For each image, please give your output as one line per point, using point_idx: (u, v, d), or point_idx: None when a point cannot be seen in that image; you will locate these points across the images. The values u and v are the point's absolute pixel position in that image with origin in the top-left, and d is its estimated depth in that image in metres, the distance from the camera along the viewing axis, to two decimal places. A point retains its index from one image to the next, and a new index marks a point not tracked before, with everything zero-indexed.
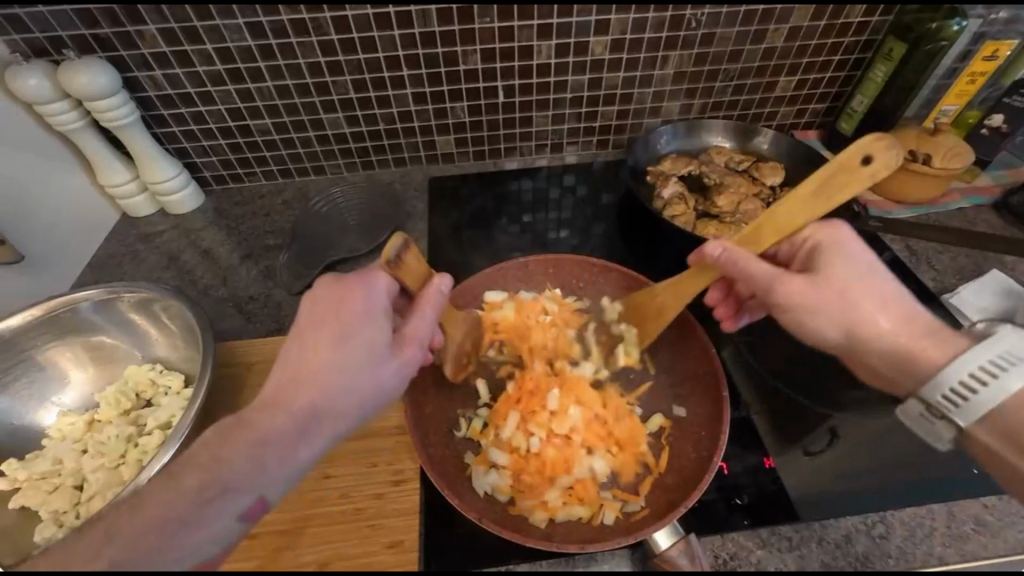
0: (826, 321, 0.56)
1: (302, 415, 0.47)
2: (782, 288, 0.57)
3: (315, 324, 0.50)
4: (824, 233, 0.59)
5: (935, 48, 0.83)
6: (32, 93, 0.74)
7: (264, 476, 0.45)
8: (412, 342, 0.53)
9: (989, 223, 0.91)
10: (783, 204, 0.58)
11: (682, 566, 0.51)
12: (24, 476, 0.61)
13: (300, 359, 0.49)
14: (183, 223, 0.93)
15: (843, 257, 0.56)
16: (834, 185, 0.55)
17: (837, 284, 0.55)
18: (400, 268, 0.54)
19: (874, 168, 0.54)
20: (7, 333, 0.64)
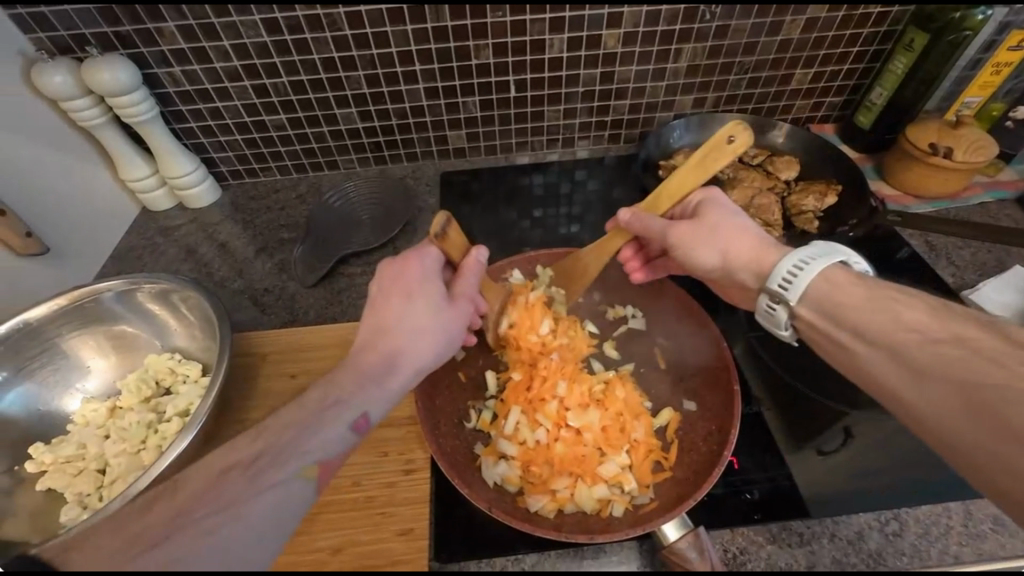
0: (708, 254, 0.63)
1: (387, 355, 0.52)
2: (674, 235, 0.63)
3: (385, 289, 0.55)
4: (702, 194, 0.66)
5: (958, 38, 0.81)
6: (57, 89, 0.76)
7: (366, 394, 0.50)
8: (463, 298, 0.58)
9: (1013, 218, 0.88)
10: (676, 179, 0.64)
11: (690, 559, 0.50)
12: (49, 460, 0.63)
13: (378, 314, 0.54)
14: (200, 217, 0.95)
15: (724, 208, 0.64)
16: (714, 156, 0.61)
17: (711, 225, 0.62)
18: (443, 241, 0.57)
19: (736, 147, 0.60)
20: (34, 322, 0.66)
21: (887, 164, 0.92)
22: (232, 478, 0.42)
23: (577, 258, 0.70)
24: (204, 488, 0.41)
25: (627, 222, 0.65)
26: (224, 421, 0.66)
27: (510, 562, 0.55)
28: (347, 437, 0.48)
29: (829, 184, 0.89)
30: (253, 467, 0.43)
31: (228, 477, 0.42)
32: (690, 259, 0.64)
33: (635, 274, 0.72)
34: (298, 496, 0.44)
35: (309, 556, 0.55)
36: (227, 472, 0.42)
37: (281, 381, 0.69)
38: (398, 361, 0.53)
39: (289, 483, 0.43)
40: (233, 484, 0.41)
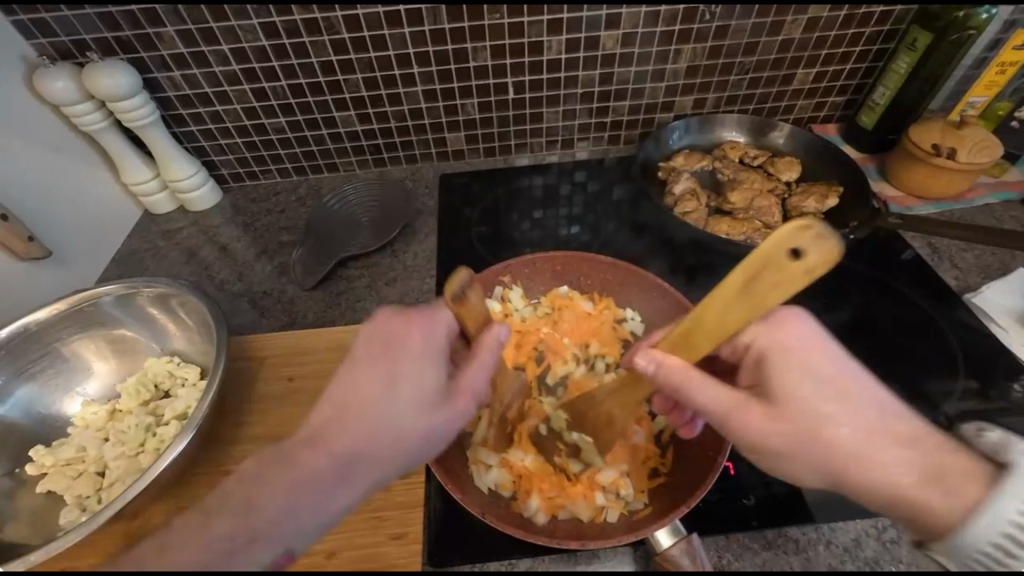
0: (807, 468, 0.47)
1: (345, 455, 0.44)
2: (741, 422, 0.48)
3: (370, 357, 0.48)
4: (772, 338, 0.49)
5: (962, 37, 0.80)
6: (59, 94, 0.77)
7: (296, 523, 0.41)
8: (464, 391, 0.49)
9: (1018, 219, 0.87)
10: (708, 310, 0.48)
11: (683, 565, 0.51)
12: (50, 462, 0.63)
13: (353, 388, 0.46)
14: (201, 220, 0.96)
15: (796, 340, 0.49)
16: (769, 281, 0.44)
17: (805, 424, 0.46)
18: (463, 306, 0.52)
19: (812, 266, 0.42)
20: (34, 326, 0.67)
21: (890, 166, 0.91)
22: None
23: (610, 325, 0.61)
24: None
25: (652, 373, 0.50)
26: (221, 423, 0.66)
27: (504, 566, 0.56)
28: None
29: (831, 186, 0.88)
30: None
31: None
32: (779, 469, 0.49)
33: (685, 428, 0.58)
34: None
35: (305, 559, 0.56)
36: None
37: (279, 383, 0.69)
38: (356, 471, 0.44)
39: None
40: None
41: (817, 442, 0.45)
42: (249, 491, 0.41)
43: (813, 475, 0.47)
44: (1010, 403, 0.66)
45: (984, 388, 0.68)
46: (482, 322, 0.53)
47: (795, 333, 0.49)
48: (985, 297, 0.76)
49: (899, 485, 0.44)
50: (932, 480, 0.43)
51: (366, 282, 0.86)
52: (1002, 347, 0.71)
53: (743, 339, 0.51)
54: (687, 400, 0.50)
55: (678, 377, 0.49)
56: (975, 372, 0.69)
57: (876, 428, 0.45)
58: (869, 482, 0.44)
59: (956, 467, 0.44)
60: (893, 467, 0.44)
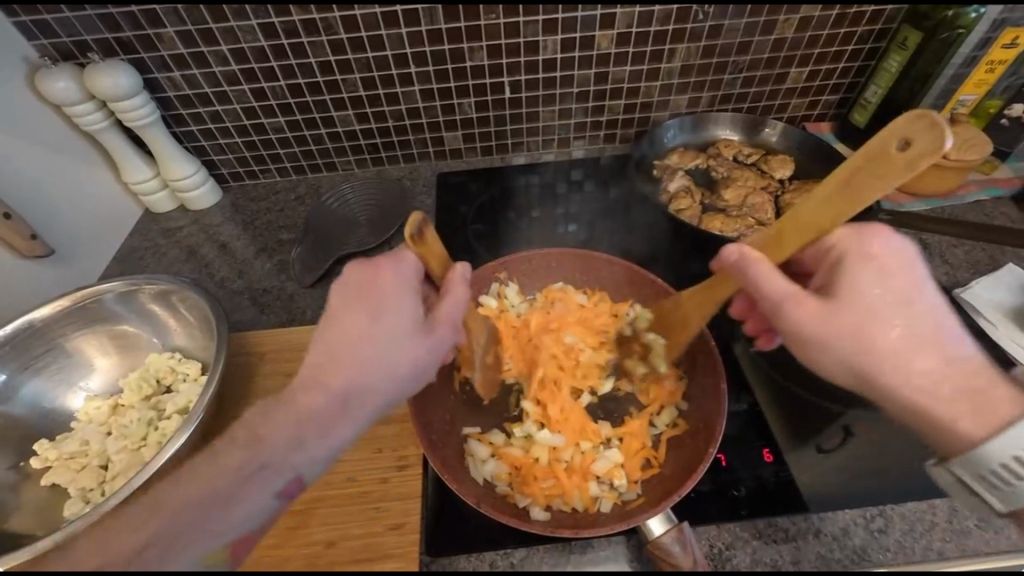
0: (837, 356, 0.51)
1: (340, 393, 0.47)
2: (791, 312, 0.51)
3: (346, 304, 0.50)
4: (852, 241, 0.52)
5: (951, 36, 0.82)
6: (60, 94, 0.78)
7: (299, 454, 0.45)
8: (443, 322, 0.52)
9: (1008, 216, 0.88)
10: (808, 210, 0.52)
11: (674, 552, 0.52)
12: (54, 456, 0.64)
13: (335, 335, 0.49)
14: (202, 219, 0.97)
15: (884, 252, 0.51)
16: (867, 177, 0.47)
17: (850, 321, 0.50)
18: (422, 245, 0.53)
19: (916, 155, 0.44)
20: (39, 322, 0.68)
21: None
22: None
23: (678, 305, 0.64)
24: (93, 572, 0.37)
25: (733, 262, 0.54)
26: (222, 418, 0.67)
27: (500, 556, 0.57)
28: (274, 506, 0.44)
29: (823, 182, 0.89)
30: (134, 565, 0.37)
31: None
32: (807, 355, 0.53)
33: (761, 338, 0.64)
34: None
35: (305, 549, 0.57)
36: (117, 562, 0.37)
37: (278, 378, 0.71)
38: (353, 406, 0.48)
39: None
40: None
41: (858, 334, 0.49)
42: (250, 433, 0.45)
43: (835, 367, 0.52)
44: None
45: None
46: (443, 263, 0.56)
47: (886, 245, 0.51)
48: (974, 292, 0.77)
49: (912, 382, 0.49)
50: (965, 390, 0.49)
51: None
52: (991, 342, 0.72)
53: (820, 243, 0.54)
54: (750, 285, 0.53)
55: (760, 267, 0.52)
56: None
57: (925, 334, 0.49)
58: (892, 376, 0.50)
59: (999, 402, 0.49)
60: (939, 368, 0.49)
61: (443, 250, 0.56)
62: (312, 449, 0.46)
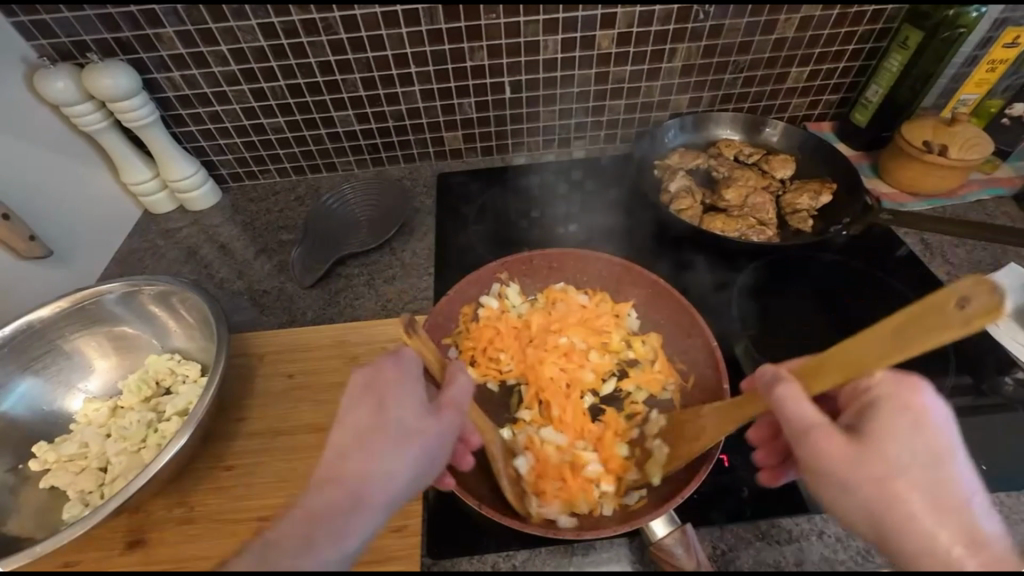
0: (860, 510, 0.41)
1: (355, 490, 0.43)
2: (812, 446, 0.43)
3: (354, 403, 0.48)
4: (894, 389, 0.43)
5: (952, 35, 0.82)
6: (59, 95, 0.77)
7: (315, 557, 0.38)
8: (450, 407, 0.51)
9: (1009, 215, 0.88)
10: (857, 343, 0.43)
11: (677, 554, 0.51)
12: (53, 458, 0.64)
13: (344, 435, 0.46)
14: (201, 219, 0.97)
15: (931, 408, 0.42)
16: (922, 328, 0.38)
17: (876, 475, 0.40)
18: (415, 339, 0.54)
19: (972, 318, 0.35)
20: (38, 324, 0.68)
21: (883, 164, 0.92)
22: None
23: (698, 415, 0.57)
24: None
25: (763, 379, 0.47)
26: (222, 420, 0.67)
27: (501, 558, 0.56)
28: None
29: (824, 182, 0.89)
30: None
31: None
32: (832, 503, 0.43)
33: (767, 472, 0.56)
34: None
35: None
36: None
37: (278, 379, 0.70)
38: (369, 501, 0.43)
39: None
40: None
41: (884, 493, 0.39)
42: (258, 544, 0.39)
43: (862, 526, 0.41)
44: (1001, 397, 0.67)
45: (977, 383, 0.69)
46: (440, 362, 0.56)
47: (929, 412, 0.42)
48: None
49: (953, 572, 0.36)
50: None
51: (365, 280, 0.87)
52: (994, 342, 0.72)
53: (859, 382, 0.46)
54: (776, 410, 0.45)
55: (788, 393, 0.44)
56: (968, 367, 0.70)
57: (974, 524, 0.37)
58: (923, 556, 0.38)
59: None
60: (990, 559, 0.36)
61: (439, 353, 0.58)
62: (329, 554, 0.39)
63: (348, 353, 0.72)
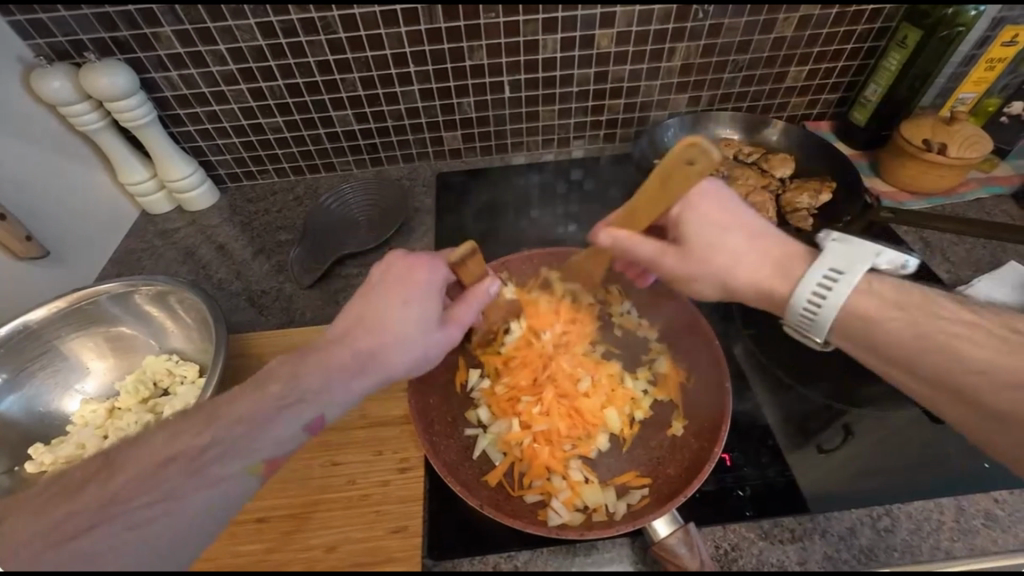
0: (707, 286, 0.59)
1: (364, 352, 0.51)
2: (661, 266, 0.59)
3: (382, 284, 0.54)
4: (693, 201, 0.57)
5: (950, 34, 0.82)
6: (56, 95, 0.77)
7: (328, 396, 0.49)
8: (454, 321, 0.56)
9: (1008, 214, 0.88)
10: (642, 203, 0.56)
11: (680, 554, 0.51)
12: (49, 460, 0.63)
13: (365, 307, 0.53)
14: (199, 219, 0.96)
15: (717, 210, 0.57)
16: (674, 182, 0.52)
17: (700, 255, 0.57)
18: (459, 264, 0.57)
19: (701, 168, 0.50)
20: (34, 324, 0.67)
21: (882, 162, 0.92)
22: (174, 468, 0.44)
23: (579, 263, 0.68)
24: (145, 472, 0.43)
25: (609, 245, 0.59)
26: None
27: (502, 559, 0.56)
28: (298, 435, 0.48)
29: (824, 182, 0.89)
30: (198, 461, 0.45)
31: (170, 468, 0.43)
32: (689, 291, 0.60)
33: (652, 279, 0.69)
34: (241, 489, 0.46)
35: (304, 554, 0.56)
36: (174, 460, 0.44)
37: None
38: (371, 369, 0.51)
39: (234, 480, 0.45)
40: (173, 475, 0.43)
41: (711, 253, 0.56)
42: (287, 370, 0.50)
43: (712, 291, 0.59)
44: None
45: None
46: (477, 274, 0.59)
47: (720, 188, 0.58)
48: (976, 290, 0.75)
49: (757, 281, 0.56)
50: (777, 273, 0.56)
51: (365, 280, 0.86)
52: None
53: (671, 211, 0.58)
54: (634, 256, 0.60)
55: (621, 239, 0.58)
56: None
57: (780, 242, 0.57)
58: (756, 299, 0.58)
59: (801, 267, 0.55)
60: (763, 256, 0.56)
61: (484, 266, 0.60)
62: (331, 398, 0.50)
63: None
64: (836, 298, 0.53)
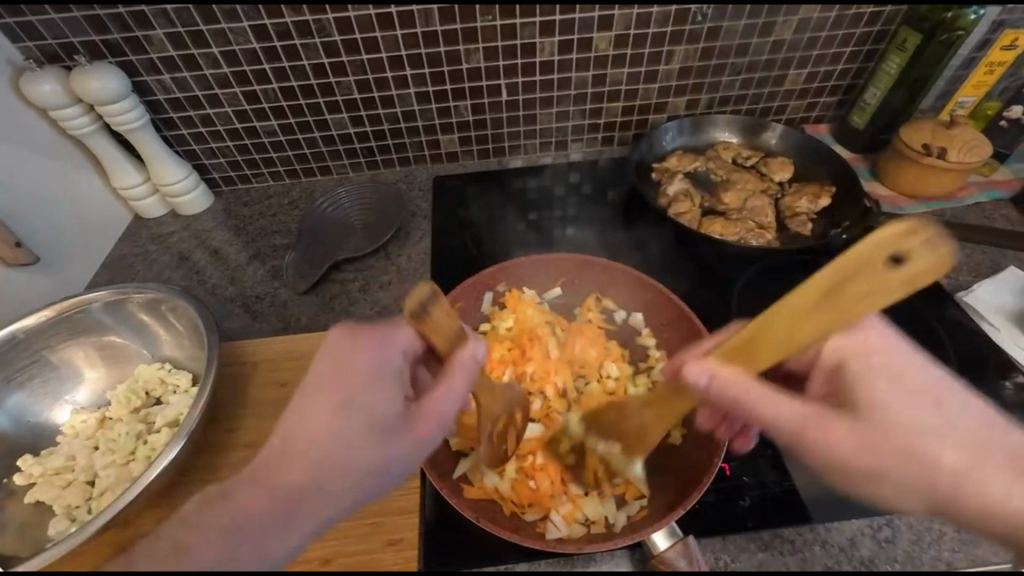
0: (895, 484, 0.45)
1: (300, 484, 0.43)
2: (832, 445, 0.45)
3: (327, 377, 0.46)
4: (852, 344, 0.47)
5: (950, 38, 0.81)
6: (46, 98, 0.76)
7: (240, 555, 0.40)
8: (430, 420, 0.49)
9: (1008, 218, 0.88)
10: (772, 326, 0.44)
11: (679, 567, 0.51)
12: (39, 472, 0.62)
13: (312, 416, 0.45)
14: (193, 223, 0.95)
15: (889, 360, 0.46)
16: (857, 289, 0.40)
17: (900, 434, 0.44)
18: (426, 324, 0.48)
19: (912, 275, 0.38)
20: (22, 334, 0.66)
21: (881, 166, 0.92)
22: None
23: (623, 409, 0.57)
24: None
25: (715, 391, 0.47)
26: (213, 430, 0.66)
27: (500, 571, 0.55)
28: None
29: (823, 186, 0.88)
30: None
31: None
32: (873, 491, 0.47)
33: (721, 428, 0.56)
34: None
35: (300, 567, 0.55)
36: None
37: (271, 388, 0.69)
38: (303, 505, 0.43)
39: None
40: None
41: (913, 456, 0.44)
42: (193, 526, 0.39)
43: (906, 493, 0.46)
44: (1002, 401, 0.67)
45: (977, 387, 0.68)
46: (452, 342, 0.49)
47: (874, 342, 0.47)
48: (977, 296, 0.77)
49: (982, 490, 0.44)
50: (989, 465, 0.44)
51: (360, 285, 0.86)
52: (994, 346, 0.71)
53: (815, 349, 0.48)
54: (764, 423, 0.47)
55: (736, 391, 0.46)
56: (967, 370, 0.70)
57: (963, 423, 0.45)
58: (967, 494, 0.44)
59: (999, 457, 0.45)
60: (975, 470, 0.44)
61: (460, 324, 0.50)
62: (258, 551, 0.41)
63: None
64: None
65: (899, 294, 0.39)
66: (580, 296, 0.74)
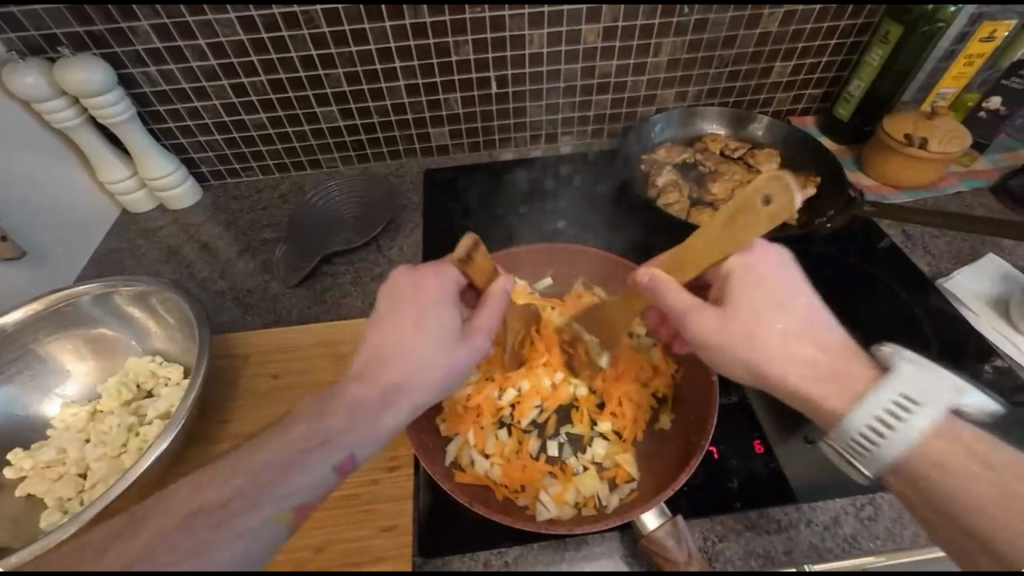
0: (745, 366, 0.53)
1: (387, 385, 0.51)
2: (697, 323, 0.54)
3: (397, 308, 0.53)
4: (748, 258, 0.54)
5: (931, 30, 0.84)
6: (30, 91, 0.75)
7: (350, 436, 0.49)
8: (480, 332, 0.54)
9: (987, 206, 0.90)
10: (704, 238, 0.53)
11: (667, 545, 0.51)
12: (29, 465, 0.62)
13: (385, 336, 0.52)
14: (181, 218, 0.94)
15: (777, 272, 0.53)
16: (743, 221, 0.49)
17: (749, 324, 0.52)
18: (469, 264, 0.54)
19: (775, 212, 0.47)
20: (11, 327, 0.65)
21: (866, 157, 0.93)
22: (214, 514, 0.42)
23: (604, 307, 0.63)
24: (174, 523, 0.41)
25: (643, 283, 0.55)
26: (206, 422, 0.66)
27: (493, 555, 0.56)
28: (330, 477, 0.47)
29: (809, 176, 0.90)
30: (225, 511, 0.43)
31: (196, 519, 0.42)
32: (721, 368, 0.55)
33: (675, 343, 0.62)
34: (269, 538, 0.43)
35: (294, 554, 0.56)
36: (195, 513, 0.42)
37: (263, 379, 0.69)
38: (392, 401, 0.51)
39: (259, 531, 0.43)
40: (203, 527, 0.41)
41: (752, 342, 0.52)
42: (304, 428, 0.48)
43: (748, 376, 0.54)
44: (980, 384, 0.69)
45: (956, 372, 0.70)
46: (489, 275, 0.56)
47: (773, 262, 0.54)
48: (956, 283, 0.78)
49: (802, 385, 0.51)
50: (832, 379, 0.51)
51: (352, 277, 0.86)
52: (972, 330, 0.73)
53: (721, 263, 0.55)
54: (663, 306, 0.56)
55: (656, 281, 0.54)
56: (947, 355, 0.71)
57: (803, 337, 0.52)
58: (784, 378, 0.52)
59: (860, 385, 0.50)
60: (817, 365, 0.51)
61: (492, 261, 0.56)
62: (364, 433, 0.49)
63: (333, 352, 0.71)
64: (903, 438, 0.47)
65: (763, 228, 0.48)
66: (569, 286, 0.75)
